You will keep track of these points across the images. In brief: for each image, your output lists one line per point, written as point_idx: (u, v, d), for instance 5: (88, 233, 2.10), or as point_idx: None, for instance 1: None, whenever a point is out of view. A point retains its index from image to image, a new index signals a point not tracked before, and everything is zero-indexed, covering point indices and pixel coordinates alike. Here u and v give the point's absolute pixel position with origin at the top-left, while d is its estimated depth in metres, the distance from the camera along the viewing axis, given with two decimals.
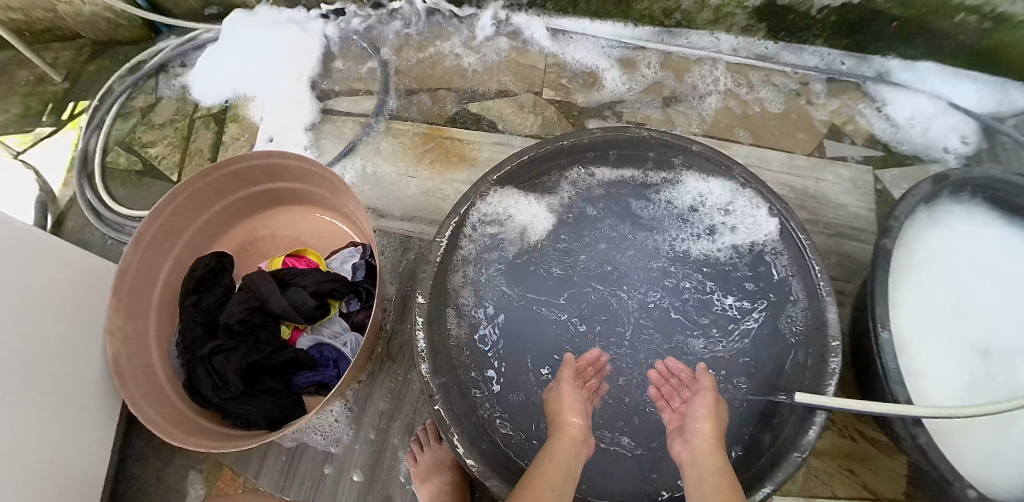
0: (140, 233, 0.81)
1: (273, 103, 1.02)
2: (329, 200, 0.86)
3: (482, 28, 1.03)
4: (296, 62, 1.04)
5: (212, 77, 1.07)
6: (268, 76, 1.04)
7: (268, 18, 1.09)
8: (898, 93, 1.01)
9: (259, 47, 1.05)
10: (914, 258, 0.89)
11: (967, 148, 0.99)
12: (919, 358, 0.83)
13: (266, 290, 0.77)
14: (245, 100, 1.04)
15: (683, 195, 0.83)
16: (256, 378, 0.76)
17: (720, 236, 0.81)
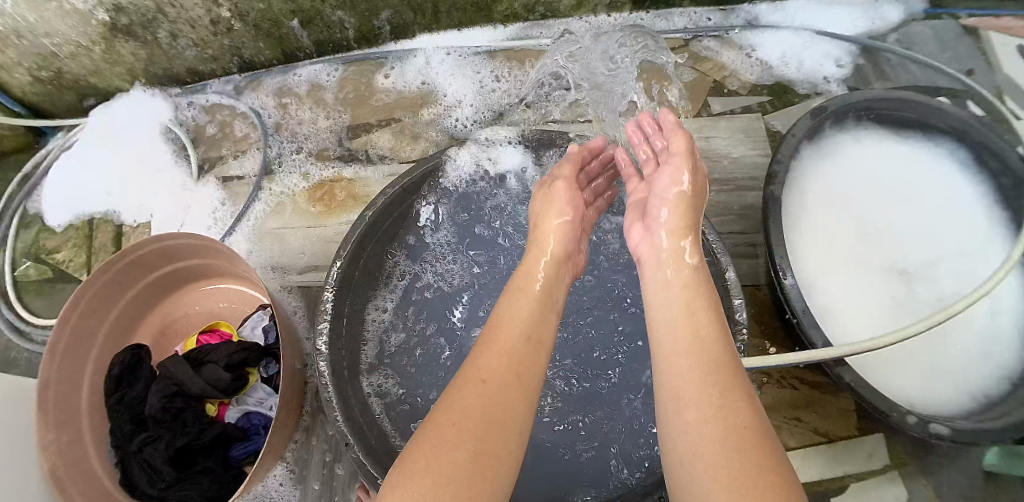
0: (51, 347, 0.80)
1: (155, 192, 1.03)
2: (229, 268, 0.86)
3: (355, 61, 1.03)
4: (172, 147, 1.06)
5: (81, 184, 1.07)
6: (126, 179, 1.05)
7: (110, 120, 1.09)
8: (771, 33, 1.04)
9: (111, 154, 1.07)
10: (812, 194, 0.91)
11: (850, 75, 1.02)
12: (833, 289, 0.86)
13: (180, 374, 0.77)
14: (123, 197, 1.04)
15: (550, 185, 0.88)
16: (191, 461, 0.75)
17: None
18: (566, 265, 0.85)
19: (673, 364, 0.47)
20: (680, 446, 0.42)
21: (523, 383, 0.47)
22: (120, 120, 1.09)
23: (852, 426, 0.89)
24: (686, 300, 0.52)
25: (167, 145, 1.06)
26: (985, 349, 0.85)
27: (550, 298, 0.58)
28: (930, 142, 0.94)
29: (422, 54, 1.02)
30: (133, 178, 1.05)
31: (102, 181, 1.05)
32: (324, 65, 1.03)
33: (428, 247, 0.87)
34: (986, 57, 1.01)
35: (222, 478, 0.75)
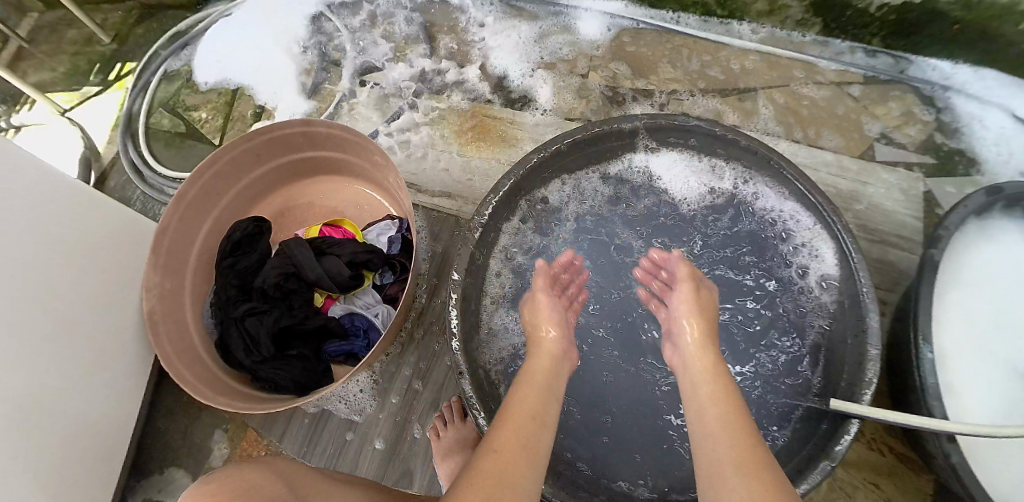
0: (181, 194, 0.82)
1: (288, 77, 1.05)
2: (367, 171, 0.86)
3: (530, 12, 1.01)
4: (308, 33, 1.07)
5: (222, 56, 1.09)
6: (274, 56, 1.06)
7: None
8: (973, 109, 0.95)
9: (265, 29, 1.08)
10: (961, 272, 0.86)
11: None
12: (959, 375, 0.81)
13: (301, 258, 0.77)
14: (257, 76, 1.06)
15: (699, 189, 0.83)
16: (289, 343, 0.77)
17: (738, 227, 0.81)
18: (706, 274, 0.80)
19: (710, 439, 0.50)
20: (714, 461, 0.49)
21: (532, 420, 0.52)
22: None
23: None
24: (704, 358, 0.59)
25: (306, 31, 1.07)
26: None
27: (563, 346, 0.62)
28: None
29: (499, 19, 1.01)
30: (280, 57, 1.06)
31: (240, 57, 1.07)
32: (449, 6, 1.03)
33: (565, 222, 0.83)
34: None
35: (313, 368, 0.76)
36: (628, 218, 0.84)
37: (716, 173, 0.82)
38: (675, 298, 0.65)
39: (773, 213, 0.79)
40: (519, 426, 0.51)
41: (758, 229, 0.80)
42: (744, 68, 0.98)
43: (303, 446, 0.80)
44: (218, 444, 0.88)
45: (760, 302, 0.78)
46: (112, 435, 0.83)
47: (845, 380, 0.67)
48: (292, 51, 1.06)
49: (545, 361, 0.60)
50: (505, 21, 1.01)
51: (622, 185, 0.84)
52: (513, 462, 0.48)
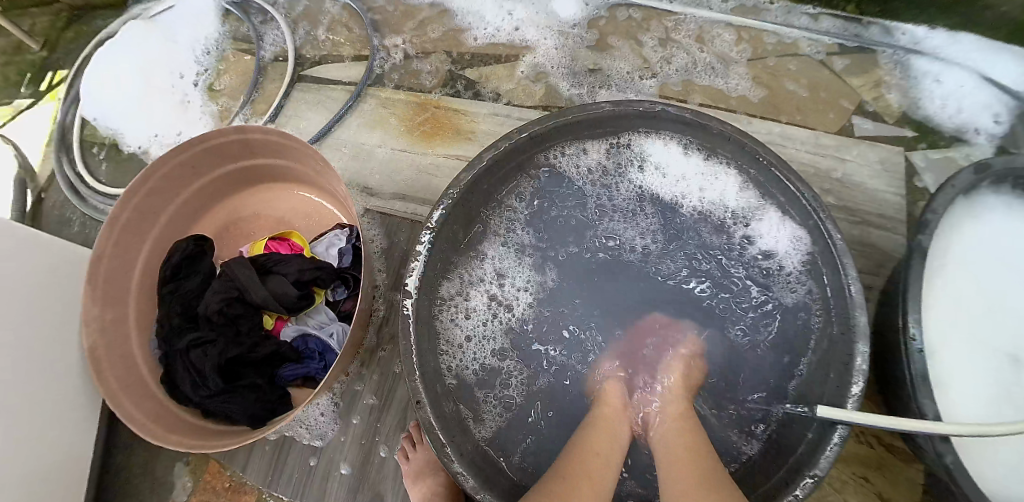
0: (112, 217, 0.75)
1: (168, 120, 0.96)
2: (311, 177, 0.80)
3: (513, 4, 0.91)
4: (202, 69, 0.98)
5: (105, 85, 0.99)
6: (155, 100, 0.97)
7: (158, 31, 1.00)
8: (931, 68, 0.92)
9: (145, 66, 0.98)
10: (949, 250, 0.82)
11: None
12: (944, 363, 0.77)
13: (245, 279, 0.72)
14: (136, 113, 0.98)
15: (672, 187, 0.76)
16: (239, 372, 0.71)
17: (706, 229, 0.76)
18: (666, 276, 0.76)
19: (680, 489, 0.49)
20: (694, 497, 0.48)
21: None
22: (164, 32, 1.00)
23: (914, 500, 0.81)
24: (691, 441, 0.55)
25: (195, 64, 0.98)
26: None
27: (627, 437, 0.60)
28: None
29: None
30: (161, 100, 0.97)
31: (122, 89, 0.98)
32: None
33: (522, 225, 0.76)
34: None
35: (267, 398, 0.70)
36: (588, 217, 0.77)
37: (690, 171, 0.75)
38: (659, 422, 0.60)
39: (733, 203, 0.74)
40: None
41: (727, 232, 0.75)
42: (714, 44, 0.92)
43: (267, 477, 0.76)
44: (180, 479, 0.83)
45: (722, 307, 0.74)
46: (66, 478, 0.78)
47: (830, 381, 0.63)
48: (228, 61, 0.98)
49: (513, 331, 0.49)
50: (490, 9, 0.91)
51: (578, 177, 0.77)
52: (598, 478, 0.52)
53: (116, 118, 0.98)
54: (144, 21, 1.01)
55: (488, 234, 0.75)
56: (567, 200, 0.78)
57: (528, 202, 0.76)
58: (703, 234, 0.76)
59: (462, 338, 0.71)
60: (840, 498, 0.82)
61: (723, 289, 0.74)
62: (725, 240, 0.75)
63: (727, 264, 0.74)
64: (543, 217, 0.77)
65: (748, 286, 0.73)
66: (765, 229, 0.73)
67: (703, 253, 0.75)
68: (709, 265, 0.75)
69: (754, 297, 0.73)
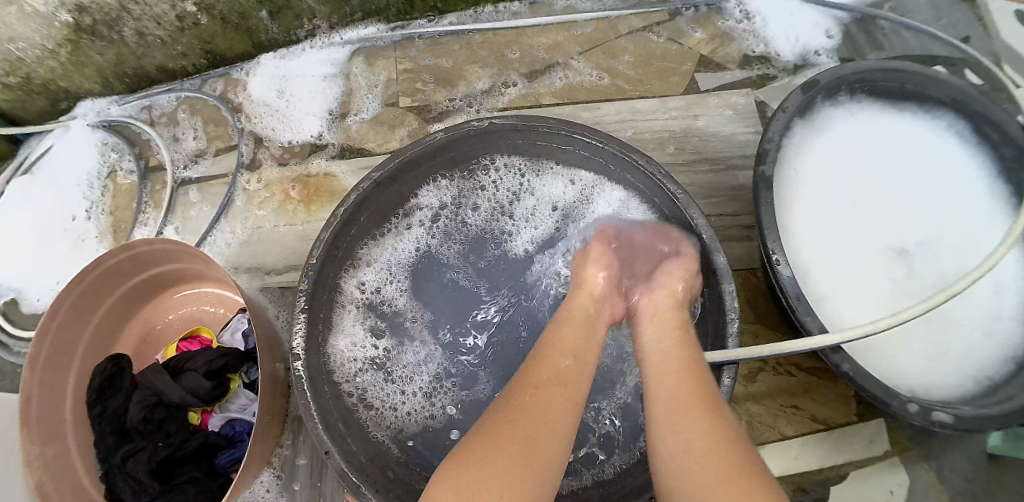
0: (32, 359, 0.78)
1: (67, 261, 1.00)
2: (204, 273, 0.84)
3: (306, 112, 0.95)
4: (89, 205, 1.02)
5: None
6: (51, 245, 1.01)
7: (43, 180, 1.05)
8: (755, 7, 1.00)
9: (36, 217, 1.03)
10: (812, 174, 0.88)
11: (864, 46, 0.98)
12: (835, 275, 0.82)
13: (160, 383, 0.75)
14: (34, 262, 1.01)
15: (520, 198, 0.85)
16: (175, 471, 0.74)
17: (555, 230, 0.84)
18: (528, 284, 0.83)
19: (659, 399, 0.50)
20: (672, 436, 0.47)
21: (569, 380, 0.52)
22: (49, 179, 1.05)
23: (843, 412, 0.86)
24: (684, 355, 0.54)
25: (83, 202, 1.02)
26: (990, 328, 0.81)
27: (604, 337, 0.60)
28: (930, 115, 0.90)
29: (302, 98, 0.96)
30: (56, 244, 1.01)
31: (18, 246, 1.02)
32: (286, 60, 0.98)
33: (403, 270, 0.82)
34: (985, 22, 0.95)
35: (208, 487, 0.74)
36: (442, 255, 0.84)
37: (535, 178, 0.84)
38: (657, 288, 0.63)
39: (581, 202, 0.84)
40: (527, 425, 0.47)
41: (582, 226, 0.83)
42: (554, 44, 0.97)
43: None
44: None
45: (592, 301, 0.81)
46: None
47: (713, 329, 0.69)
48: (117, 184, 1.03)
49: (579, 332, 0.58)
50: (289, 122, 0.95)
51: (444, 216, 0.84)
52: (562, 427, 0.48)
53: (13, 272, 1.01)
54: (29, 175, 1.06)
55: (376, 291, 0.80)
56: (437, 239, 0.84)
57: (400, 255, 0.82)
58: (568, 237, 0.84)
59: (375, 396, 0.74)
60: (778, 434, 0.85)
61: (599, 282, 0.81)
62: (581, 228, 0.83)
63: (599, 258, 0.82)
64: (419, 267, 0.83)
65: None
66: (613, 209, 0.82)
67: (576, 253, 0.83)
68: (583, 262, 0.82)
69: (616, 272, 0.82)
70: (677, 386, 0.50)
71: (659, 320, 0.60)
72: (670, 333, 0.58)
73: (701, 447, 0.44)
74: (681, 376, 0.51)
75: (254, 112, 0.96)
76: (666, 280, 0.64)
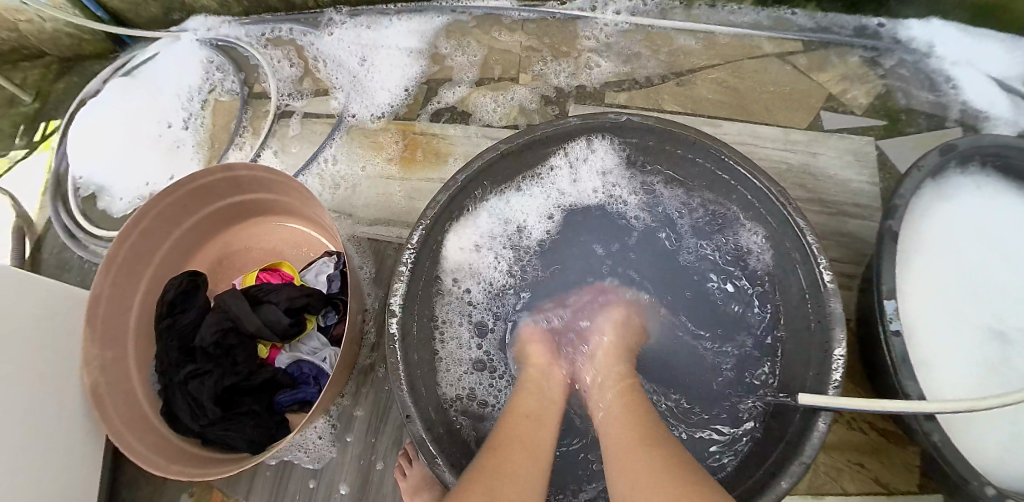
0: (108, 259, 0.77)
1: (157, 168, 1.00)
2: (297, 208, 0.83)
3: (385, 89, 0.92)
4: (187, 115, 1.02)
5: (92, 141, 1.03)
6: (142, 149, 1.01)
7: (142, 84, 1.05)
8: (892, 56, 0.96)
9: (131, 119, 1.02)
10: (923, 235, 0.84)
11: (1009, 116, 0.92)
12: (931, 344, 0.78)
13: (237, 309, 0.74)
14: (123, 164, 1.01)
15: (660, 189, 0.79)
16: (237, 400, 0.73)
17: (693, 226, 0.79)
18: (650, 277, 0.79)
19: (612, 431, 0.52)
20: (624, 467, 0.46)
21: (539, 429, 0.55)
22: (148, 84, 1.05)
23: (912, 484, 0.81)
24: (614, 371, 0.61)
25: (179, 113, 1.02)
26: None
27: (556, 393, 0.62)
28: None
29: (382, 72, 0.94)
30: (147, 150, 1.01)
31: (109, 145, 1.02)
32: (399, 20, 0.98)
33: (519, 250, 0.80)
34: None
35: (265, 423, 0.72)
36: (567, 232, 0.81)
37: (650, 189, 0.80)
38: (591, 370, 0.64)
39: (724, 208, 0.75)
40: (512, 476, 0.47)
41: (721, 232, 0.77)
42: (681, 51, 0.95)
43: None
44: None
45: (710, 307, 0.77)
46: None
47: (810, 373, 0.64)
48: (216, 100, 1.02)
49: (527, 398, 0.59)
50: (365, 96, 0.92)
51: (578, 192, 0.81)
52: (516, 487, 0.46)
53: (102, 169, 1.01)
54: (130, 77, 1.06)
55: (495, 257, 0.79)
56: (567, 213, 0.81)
57: (526, 222, 0.81)
58: (709, 237, 0.78)
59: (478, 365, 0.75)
60: (839, 488, 0.82)
61: (727, 289, 0.77)
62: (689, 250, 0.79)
63: (733, 266, 0.76)
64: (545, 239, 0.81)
65: (735, 270, 0.76)
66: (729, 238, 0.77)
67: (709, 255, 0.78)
68: (716, 264, 0.77)
69: (725, 305, 0.76)
70: (626, 427, 0.51)
71: (606, 357, 0.64)
72: (606, 348, 0.66)
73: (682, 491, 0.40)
74: (621, 404, 0.55)
75: (334, 80, 0.94)
76: (603, 356, 0.65)
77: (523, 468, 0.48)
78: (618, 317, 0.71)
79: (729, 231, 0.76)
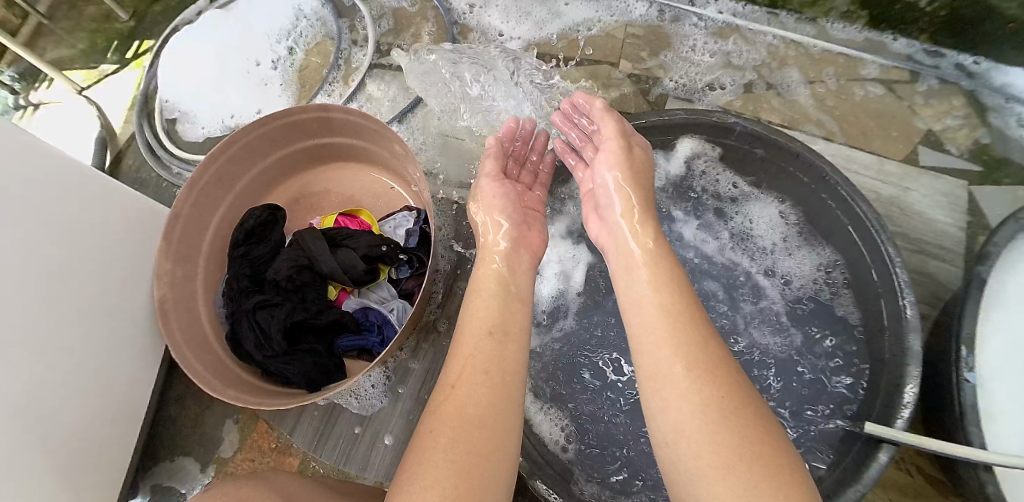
0: (194, 179, 0.79)
1: (244, 102, 1.01)
2: (386, 158, 0.84)
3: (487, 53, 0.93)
4: (278, 54, 1.03)
5: (183, 66, 1.05)
6: (232, 81, 1.02)
7: (237, 17, 1.06)
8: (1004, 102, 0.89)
9: (224, 49, 1.04)
10: (1008, 286, 0.78)
11: None
12: (1000, 399, 0.75)
13: (315, 248, 0.75)
14: (212, 93, 1.03)
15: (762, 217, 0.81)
16: (301, 337, 0.74)
17: (784, 258, 0.80)
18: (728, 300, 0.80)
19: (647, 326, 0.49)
20: (654, 363, 0.45)
21: (503, 344, 0.50)
22: (243, 17, 1.05)
23: None
24: (633, 222, 0.60)
25: (271, 51, 1.03)
26: None
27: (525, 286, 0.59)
28: None
29: (487, 38, 0.94)
30: (237, 83, 1.02)
31: (200, 72, 1.04)
32: None
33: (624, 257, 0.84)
34: None
35: (325, 364, 0.73)
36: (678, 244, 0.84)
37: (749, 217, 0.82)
38: (602, 190, 0.64)
39: (820, 247, 0.76)
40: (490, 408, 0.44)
41: (809, 272, 0.78)
42: (782, 61, 0.93)
43: (313, 440, 0.79)
44: (229, 435, 0.86)
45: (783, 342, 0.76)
46: (120, 429, 0.81)
47: (880, 405, 0.63)
48: (309, 43, 1.03)
49: (489, 298, 0.56)
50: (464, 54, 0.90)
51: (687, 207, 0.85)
52: (491, 407, 0.44)
53: (190, 94, 1.03)
54: (225, 8, 1.07)
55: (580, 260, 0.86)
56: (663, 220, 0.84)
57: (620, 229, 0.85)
58: (788, 272, 0.79)
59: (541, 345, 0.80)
60: None
61: (803, 330, 0.76)
62: (777, 284, 0.79)
63: (821, 309, 0.76)
64: None
65: (818, 311, 0.76)
66: (834, 276, 0.75)
67: (800, 291, 0.78)
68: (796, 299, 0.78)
69: (810, 341, 0.75)
70: (664, 313, 0.48)
71: (607, 165, 0.64)
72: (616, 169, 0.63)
73: (701, 414, 0.40)
74: (662, 318, 0.48)
75: (436, 38, 0.95)
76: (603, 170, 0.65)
77: (482, 406, 0.44)
78: (617, 153, 0.64)
79: (820, 274, 0.76)
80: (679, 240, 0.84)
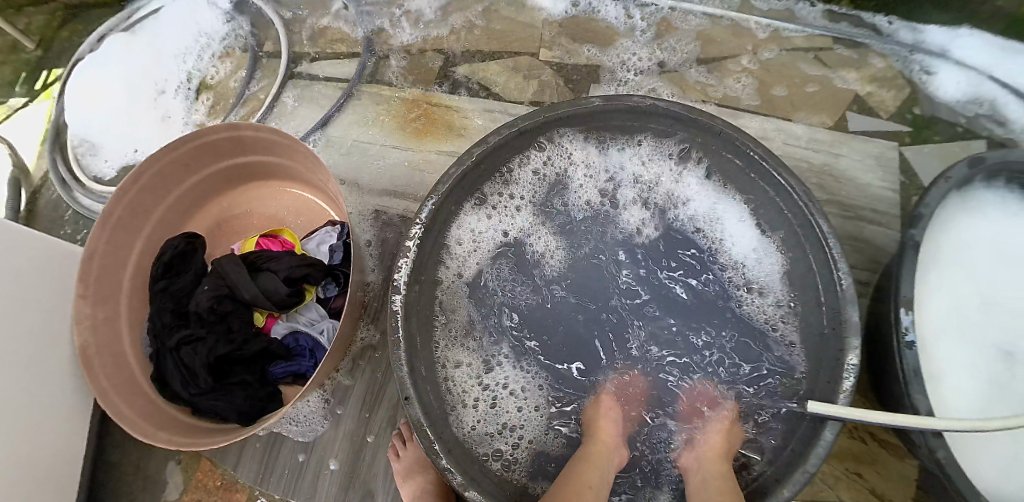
0: (105, 214, 0.75)
1: (148, 136, 0.96)
2: (306, 175, 0.80)
3: (407, 55, 0.90)
4: (182, 81, 0.98)
5: (88, 98, 0.99)
6: (136, 112, 0.97)
7: (143, 40, 1.00)
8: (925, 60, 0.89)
9: (127, 77, 0.98)
10: (941, 244, 0.78)
11: None
12: (940, 357, 0.75)
13: (235, 275, 0.72)
14: (118, 127, 0.97)
15: (675, 194, 0.77)
16: (228, 370, 0.71)
17: (705, 241, 0.76)
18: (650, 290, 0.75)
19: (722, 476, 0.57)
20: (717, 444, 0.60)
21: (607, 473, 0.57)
22: (149, 41, 1.00)
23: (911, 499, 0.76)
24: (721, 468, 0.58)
25: (175, 79, 0.98)
26: None
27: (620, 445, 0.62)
28: None
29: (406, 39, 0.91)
30: (140, 114, 0.97)
31: (105, 104, 0.98)
32: None
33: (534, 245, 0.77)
34: None
35: (257, 394, 0.70)
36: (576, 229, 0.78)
37: (664, 197, 0.78)
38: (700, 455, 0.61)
39: (743, 226, 0.74)
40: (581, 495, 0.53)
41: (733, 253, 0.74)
42: (708, 38, 0.91)
43: (257, 475, 0.75)
44: (172, 477, 0.82)
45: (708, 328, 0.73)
46: (55, 485, 0.77)
47: (821, 380, 0.62)
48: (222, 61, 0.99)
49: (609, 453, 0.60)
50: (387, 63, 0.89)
51: (596, 190, 0.79)
52: None
53: (98, 126, 0.98)
54: (131, 32, 1.02)
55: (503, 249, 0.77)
56: (575, 208, 0.79)
57: (528, 216, 0.78)
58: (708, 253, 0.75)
59: (474, 355, 0.72)
60: (835, 495, 0.77)
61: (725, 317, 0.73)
62: (703, 268, 0.75)
63: (746, 293, 0.73)
64: (563, 236, 0.78)
65: (746, 294, 0.73)
66: (756, 255, 0.73)
67: (724, 274, 0.74)
68: (721, 281, 0.74)
69: (728, 324, 0.72)
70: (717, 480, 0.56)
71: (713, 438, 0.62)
72: (713, 443, 0.62)
73: None
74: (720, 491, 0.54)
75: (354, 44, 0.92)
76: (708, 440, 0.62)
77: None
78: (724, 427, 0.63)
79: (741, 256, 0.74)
80: (591, 224, 0.79)
